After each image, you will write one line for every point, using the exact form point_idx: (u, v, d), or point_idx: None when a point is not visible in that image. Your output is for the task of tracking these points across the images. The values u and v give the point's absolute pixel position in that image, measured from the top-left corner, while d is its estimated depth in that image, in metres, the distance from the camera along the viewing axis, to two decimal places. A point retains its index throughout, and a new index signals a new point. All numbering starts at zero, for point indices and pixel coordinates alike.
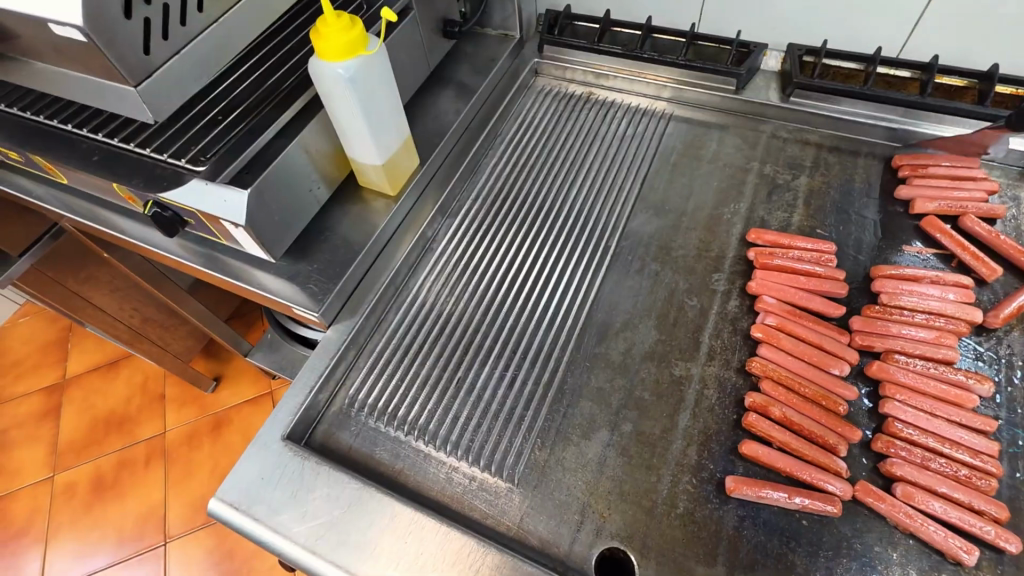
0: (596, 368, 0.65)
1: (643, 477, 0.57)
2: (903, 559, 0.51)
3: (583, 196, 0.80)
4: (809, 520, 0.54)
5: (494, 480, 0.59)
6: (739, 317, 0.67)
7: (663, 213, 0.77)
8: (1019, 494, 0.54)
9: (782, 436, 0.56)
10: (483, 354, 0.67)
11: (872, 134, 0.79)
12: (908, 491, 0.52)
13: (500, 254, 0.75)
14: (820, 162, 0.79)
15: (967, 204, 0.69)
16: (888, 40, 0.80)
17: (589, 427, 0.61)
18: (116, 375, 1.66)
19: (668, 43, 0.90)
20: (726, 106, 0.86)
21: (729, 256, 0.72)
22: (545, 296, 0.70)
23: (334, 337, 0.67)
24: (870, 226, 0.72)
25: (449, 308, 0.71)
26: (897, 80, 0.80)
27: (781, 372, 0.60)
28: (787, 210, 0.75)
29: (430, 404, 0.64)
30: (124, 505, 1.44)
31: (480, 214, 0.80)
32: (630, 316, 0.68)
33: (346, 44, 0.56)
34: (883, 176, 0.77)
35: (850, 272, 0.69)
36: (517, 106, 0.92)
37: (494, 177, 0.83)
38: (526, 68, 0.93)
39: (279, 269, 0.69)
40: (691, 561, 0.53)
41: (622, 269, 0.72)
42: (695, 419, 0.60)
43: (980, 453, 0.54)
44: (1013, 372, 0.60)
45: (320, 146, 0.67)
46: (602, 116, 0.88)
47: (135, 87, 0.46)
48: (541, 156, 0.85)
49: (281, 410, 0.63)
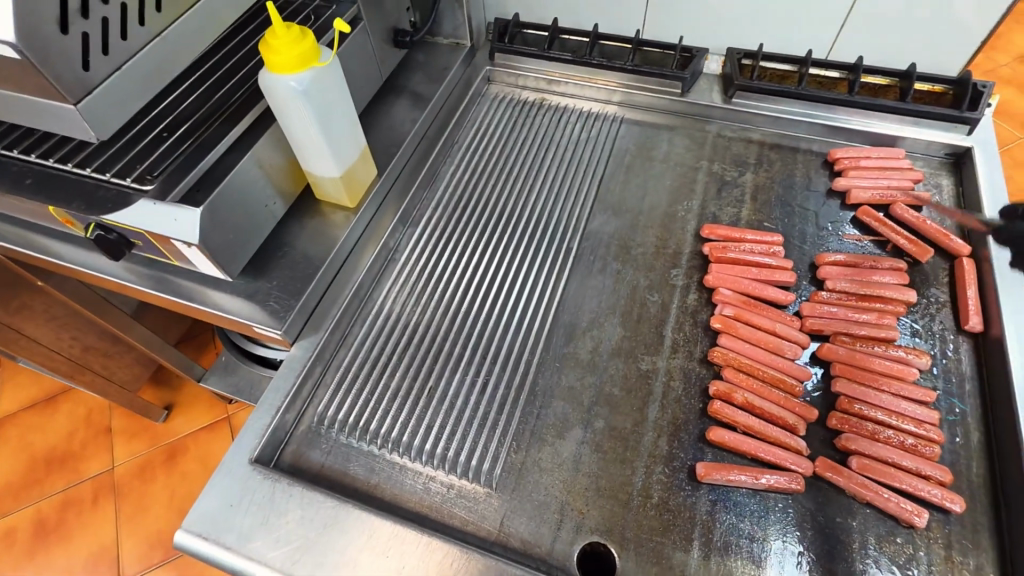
0: (567, 368, 0.66)
1: (618, 471, 0.59)
2: (862, 527, 0.55)
3: (543, 199, 0.81)
4: (776, 499, 0.56)
5: (472, 486, 0.59)
6: (698, 310, 0.69)
7: (620, 213, 0.79)
8: (959, 458, 0.58)
9: (746, 420, 0.59)
10: (454, 361, 0.67)
11: (808, 131, 0.84)
12: (863, 463, 0.56)
13: (464, 261, 0.75)
14: (763, 159, 0.84)
15: (896, 192, 0.74)
16: (817, 43, 0.86)
17: (563, 426, 0.62)
18: (56, 410, 1.55)
19: (615, 49, 0.92)
20: (673, 108, 0.90)
21: (686, 252, 0.75)
22: (511, 300, 0.71)
23: (298, 354, 0.65)
24: (812, 217, 0.77)
25: (415, 317, 0.71)
26: (828, 80, 0.85)
27: (741, 360, 0.63)
28: (735, 206, 0.79)
29: (403, 416, 0.63)
30: (72, 548, 1.35)
31: (441, 222, 0.80)
32: (595, 315, 0.70)
33: (298, 55, 0.55)
34: (821, 170, 0.82)
35: (797, 262, 0.73)
36: (471, 114, 0.93)
37: (452, 185, 0.84)
38: (479, 76, 0.94)
39: (237, 287, 0.67)
40: (670, 548, 0.54)
41: (584, 270, 0.74)
42: (664, 410, 0.62)
43: (923, 422, 0.58)
44: (946, 345, 0.65)
45: (273, 160, 0.65)
46: (556, 121, 0.90)
47: (75, 105, 0.44)
48: (499, 162, 0.86)
49: (247, 432, 0.61)
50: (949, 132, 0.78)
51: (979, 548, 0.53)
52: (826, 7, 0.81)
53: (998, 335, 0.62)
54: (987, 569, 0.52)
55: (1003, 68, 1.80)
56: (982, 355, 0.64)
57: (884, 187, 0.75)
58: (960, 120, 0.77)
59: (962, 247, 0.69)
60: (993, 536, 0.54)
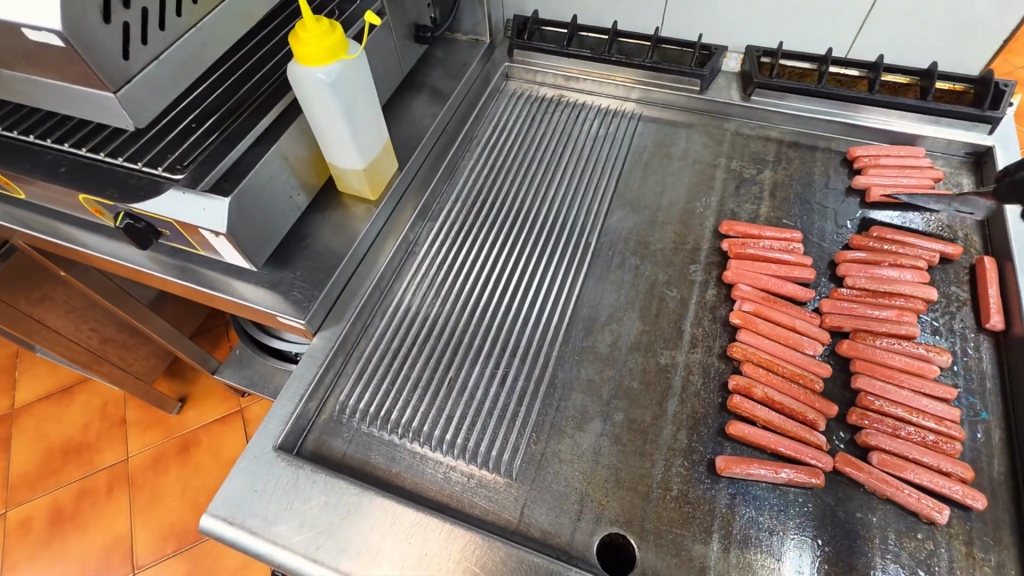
0: (586, 361, 0.66)
1: (637, 463, 0.59)
2: (882, 522, 0.55)
3: (561, 195, 0.81)
4: (795, 493, 0.56)
5: (492, 476, 0.59)
6: (717, 305, 0.70)
7: (638, 209, 0.80)
8: (981, 455, 0.58)
9: (766, 415, 0.59)
10: (474, 353, 0.67)
11: (828, 129, 0.84)
12: (883, 459, 0.56)
13: (484, 255, 0.76)
14: (782, 157, 0.84)
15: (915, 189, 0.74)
16: (837, 42, 0.86)
17: (582, 419, 0.62)
18: (72, 400, 1.57)
19: (634, 47, 0.92)
20: (692, 106, 0.90)
21: (704, 248, 0.75)
22: (530, 294, 0.72)
23: (321, 344, 0.66)
24: (831, 215, 0.77)
25: (436, 309, 0.71)
26: (847, 78, 0.85)
27: (760, 355, 0.63)
28: (754, 203, 0.79)
29: (423, 406, 0.64)
30: (87, 537, 1.37)
31: (460, 216, 0.80)
32: (614, 309, 0.70)
33: (327, 48, 0.56)
34: (841, 168, 0.82)
35: (815, 259, 0.73)
36: (490, 110, 0.93)
37: (471, 180, 0.84)
38: (497, 72, 0.95)
39: (260, 277, 0.68)
40: (689, 540, 0.55)
41: (603, 265, 0.74)
42: (683, 404, 0.62)
43: (944, 419, 0.58)
44: (967, 343, 0.65)
45: (298, 152, 0.66)
46: (574, 117, 0.91)
47: (114, 94, 0.45)
48: (518, 157, 0.86)
49: (271, 420, 0.62)
50: (972, 130, 0.78)
51: (1000, 545, 0.53)
52: (847, 6, 0.81)
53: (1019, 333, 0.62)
54: (1009, 566, 0.52)
55: (1019, 70, 1.79)
56: (1003, 353, 0.63)
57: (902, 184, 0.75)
58: (982, 120, 0.76)
59: (951, 250, 0.69)
60: (1015, 533, 0.54)
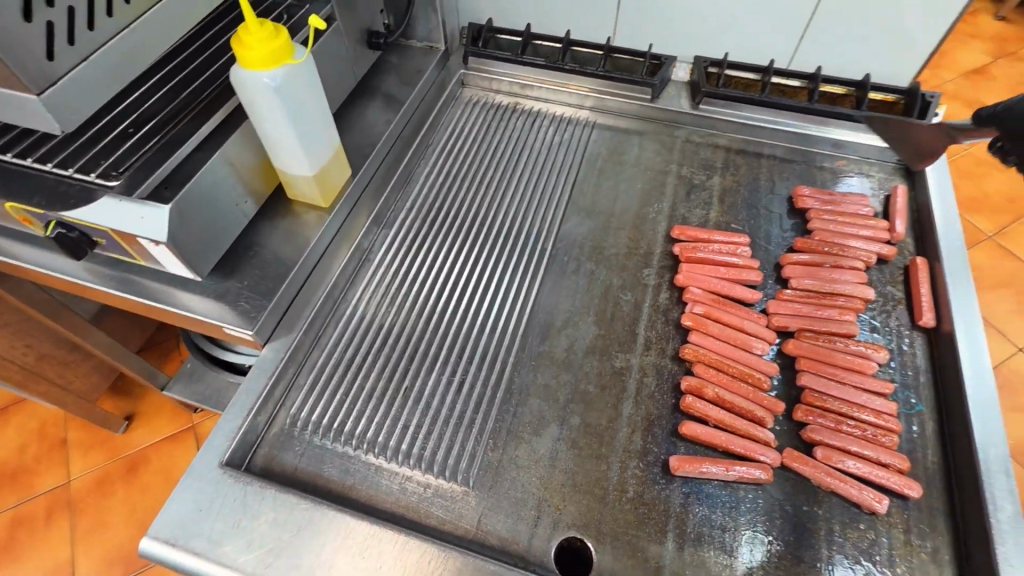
0: (542, 366, 0.66)
1: (593, 466, 0.59)
2: (827, 515, 0.57)
3: (517, 202, 0.82)
4: (746, 489, 0.58)
5: (449, 485, 0.58)
6: (669, 308, 0.71)
7: (593, 215, 0.81)
8: (916, 447, 0.61)
9: (716, 414, 0.61)
10: (430, 361, 0.67)
11: (772, 137, 0.87)
12: (826, 453, 0.58)
13: (439, 261, 0.75)
14: (729, 163, 0.87)
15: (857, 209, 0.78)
16: (778, 54, 0.89)
17: (539, 424, 0.62)
18: (7, 422, 1.47)
19: (588, 56, 0.94)
20: (644, 114, 0.92)
21: (657, 252, 0.77)
22: (487, 300, 0.71)
23: (270, 355, 0.64)
24: (776, 219, 0.80)
25: (391, 317, 0.70)
26: (789, 88, 0.88)
27: (710, 356, 0.65)
28: (704, 208, 0.81)
29: (378, 416, 0.62)
30: (23, 568, 1.28)
31: (416, 222, 0.80)
32: (570, 314, 0.71)
33: (272, 51, 0.54)
34: (785, 174, 0.85)
35: (762, 262, 0.75)
36: (445, 117, 0.93)
37: (427, 187, 0.84)
38: (452, 79, 0.95)
39: (205, 287, 0.65)
40: (644, 540, 0.55)
41: (559, 271, 0.75)
42: (637, 406, 0.63)
43: (882, 413, 0.61)
44: (901, 338, 0.68)
45: (245, 158, 0.64)
46: (529, 125, 0.91)
47: (38, 96, 0.42)
48: (474, 164, 0.86)
49: (216, 435, 0.59)
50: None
51: (936, 532, 0.56)
52: (786, 19, 0.84)
53: (948, 329, 0.66)
54: (943, 551, 0.55)
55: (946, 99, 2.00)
56: (934, 347, 0.67)
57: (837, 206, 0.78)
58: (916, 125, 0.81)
59: (887, 250, 0.73)
60: (948, 520, 0.57)
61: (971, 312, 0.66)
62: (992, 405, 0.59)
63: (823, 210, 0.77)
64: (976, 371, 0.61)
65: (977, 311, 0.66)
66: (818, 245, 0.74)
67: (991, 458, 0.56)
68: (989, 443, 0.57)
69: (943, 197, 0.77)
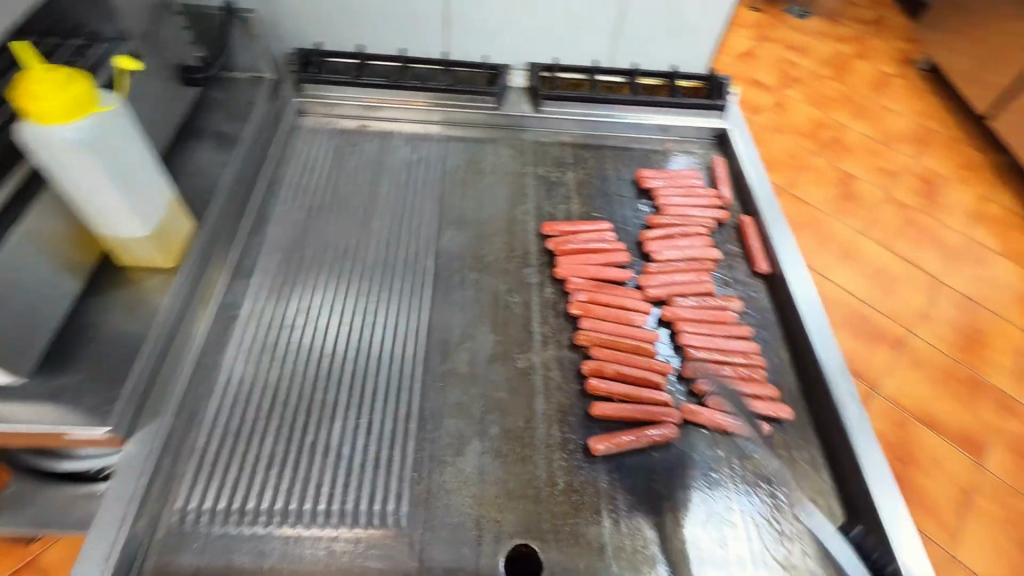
0: (448, 384, 0.65)
1: (522, 469, 0.60)
2: (727, 453, 0.63)
3: (387, 225, 0.79)
4: (659, 451, 0.62)
5: (380, 532, 0.55)
6: (557, 301, 0.74)
7: (466, 225, 0.81)
8: (779, 374, 0.71)
9: (620, 389, 0.64)
10: (330, 410, 0.62)
11: (610, 129, 0.96)
12: (715, 399, 0.65)
13: (317, 302, 0.70)
14: (578, 158, 0.93)
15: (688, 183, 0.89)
16: (598, 54, 0.97)
17: (459, 443, 0.61)
18: None
19: (427, 72, 0.94)
20: (492, 122, 0.95)
21: (533, 251, 0.79)
22: (378, 332, 0.68)
23: (137, 449, 0.55)
24: (629, 202, 0.87)
25: (274, 373, 0.64)
26: (614, 84, 0.98)
27: (602, 337, 0.69)
28: (566, 202, 0.86)
29: (284, 482, 0.57)
30: None
31: (280, 265, 0.74)
32: (465, 326, 0.70)
33: (71, 99, 0.47)
34: (626, 161, 0.94)
35: (627, 243, 0.82)
36: (289, 149, 0.87)
37: (285, 226, 0.78)
38: (289, 109, 0.89)
39: (28, 391, 0.54)
40: (584, 525, 0.56)
41: (444, 286, 0.74)
42: (549, 400, 0.65)
43: (748, 353, 0.70)
44: (747, 286, 0.79)
45: (53, 228, 0.54)
46: (382, 146, 0.90)
47: None
48: (332, 195, 0.82)
49: (85, 559, 0.49)
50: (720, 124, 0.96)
51: (808, 442, 0.66)
52: (600, 22, 0.93)
53: (779, 271, 0.78)
54: (817, 456, 0.65)
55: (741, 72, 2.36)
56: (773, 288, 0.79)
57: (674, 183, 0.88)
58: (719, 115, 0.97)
59: (721, 213, 0.84)
60: (814, 429, 0.67)
61: (792, 253, 0.79)
62: (825, 326, 0.71)
63: (664, 188, 0.87)
64: (807, 301, 0.73)
65: (796, 251, 0.79)
66: (667, 219, 0.83)
67: (834, 370, 0.67)
68: (829, 357, 0.68)
69: (751, 162, 0.91)
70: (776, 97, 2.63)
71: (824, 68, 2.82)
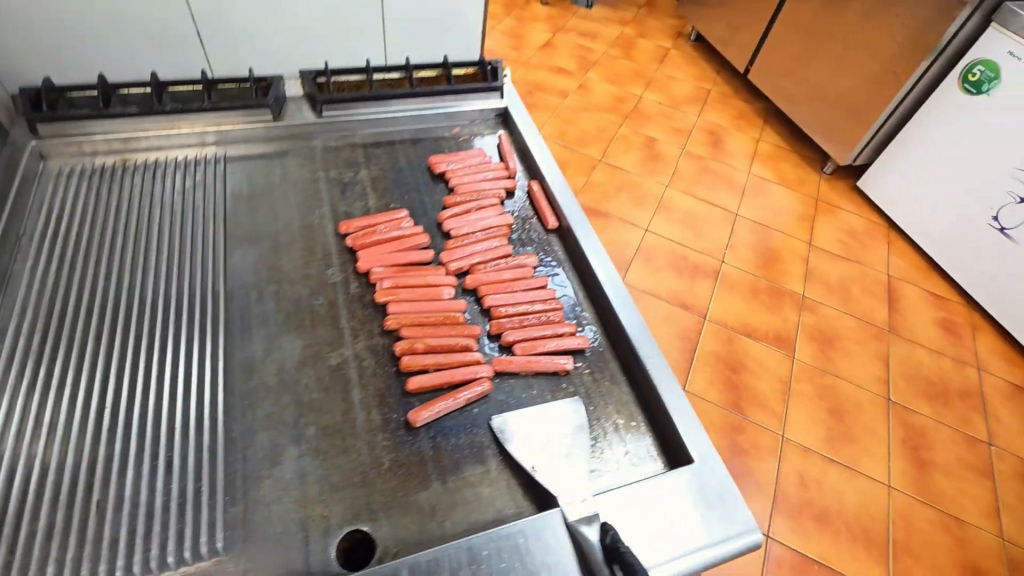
0: (256, 400, 0.63)
1: (344, 460, 0.59)
2: (540, 391, 0.69)
3: (164, 257, 0.73)
4: (477, 406, 0.66)
5: (196, 567, 0.51)
6: (363, 294, 0.75)
7: (257, 240, 0.78)
8: (577, 311, 0.78)
9: (432, 359, 0.67)
10: (117, 460, 0.56)
11: (396, 125, 0.98)
12: (522, 346, 0.71)
13: (89, 352, 0.63)
14: (370, 156, 0.94)
15: (478, 161, 0.94)
16: (370, 52, 1.00)
17: (274, 454, 0.59)
18: None
19: (188, 93, 0.89)
20: (273, 134, 0.92)
21: (334, 252, 0.79)
22: (165, 366, 0.63)
23: None
24: (426, 188, 0.90)
25: (40, 441, 0.56)
26: (392, 81, 1.00)
27: (411, 317, 0.70)
28: (362, 199, 0.87)
29: (68, 552, 0.50)
30: None
31: (36, 324, 0.65)
32: (268, 339, 0.68)
33: None
34: (418, 152, 0.97)
35: (427, 226, 0.85)
36: (32, 198, 0.77)
37: (37, 281, 0.69)
38: (23, 154, 0.79)
39: None
40: (413, 493, 0.58)
41: (240, 304, 0.71)
42: (365, 388, 0.65)
43: (547, 300, 0.77)
44: (540, 241, 0.86)
45: None
46: (149, 178, 0.83)
47: None
48: (92, 237, 0.74)
49: None
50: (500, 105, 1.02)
51: (608, 363, 0.73)
52: (360, 21, 0.95)
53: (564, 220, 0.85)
54: (616, 373, 0.72)
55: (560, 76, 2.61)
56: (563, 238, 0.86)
57: (464, 162, 0.93)
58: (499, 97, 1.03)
59: (509, 183, 0.91)
60: (612, 351, 0.74)
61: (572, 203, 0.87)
62: (605, 261, 0.80)
63: (455, 169, 0.91)
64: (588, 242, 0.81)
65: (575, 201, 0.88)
66: (461, 196, 0.87)
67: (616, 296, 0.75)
68: (611, 286, 0.77)
69: (530, 133, 0.99)
70: (579, 80, 2.87)
71: (614, 50, 3.14)
